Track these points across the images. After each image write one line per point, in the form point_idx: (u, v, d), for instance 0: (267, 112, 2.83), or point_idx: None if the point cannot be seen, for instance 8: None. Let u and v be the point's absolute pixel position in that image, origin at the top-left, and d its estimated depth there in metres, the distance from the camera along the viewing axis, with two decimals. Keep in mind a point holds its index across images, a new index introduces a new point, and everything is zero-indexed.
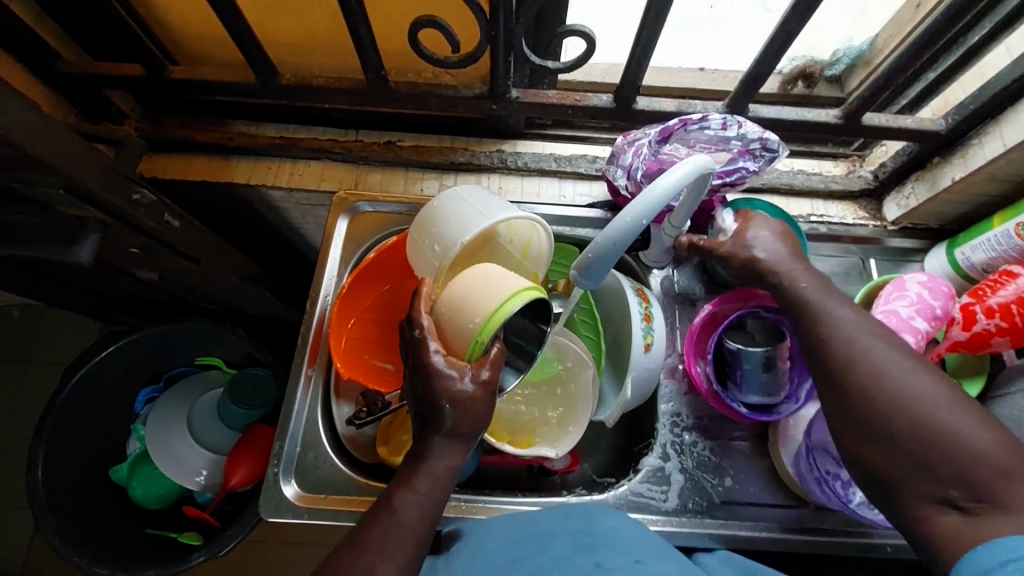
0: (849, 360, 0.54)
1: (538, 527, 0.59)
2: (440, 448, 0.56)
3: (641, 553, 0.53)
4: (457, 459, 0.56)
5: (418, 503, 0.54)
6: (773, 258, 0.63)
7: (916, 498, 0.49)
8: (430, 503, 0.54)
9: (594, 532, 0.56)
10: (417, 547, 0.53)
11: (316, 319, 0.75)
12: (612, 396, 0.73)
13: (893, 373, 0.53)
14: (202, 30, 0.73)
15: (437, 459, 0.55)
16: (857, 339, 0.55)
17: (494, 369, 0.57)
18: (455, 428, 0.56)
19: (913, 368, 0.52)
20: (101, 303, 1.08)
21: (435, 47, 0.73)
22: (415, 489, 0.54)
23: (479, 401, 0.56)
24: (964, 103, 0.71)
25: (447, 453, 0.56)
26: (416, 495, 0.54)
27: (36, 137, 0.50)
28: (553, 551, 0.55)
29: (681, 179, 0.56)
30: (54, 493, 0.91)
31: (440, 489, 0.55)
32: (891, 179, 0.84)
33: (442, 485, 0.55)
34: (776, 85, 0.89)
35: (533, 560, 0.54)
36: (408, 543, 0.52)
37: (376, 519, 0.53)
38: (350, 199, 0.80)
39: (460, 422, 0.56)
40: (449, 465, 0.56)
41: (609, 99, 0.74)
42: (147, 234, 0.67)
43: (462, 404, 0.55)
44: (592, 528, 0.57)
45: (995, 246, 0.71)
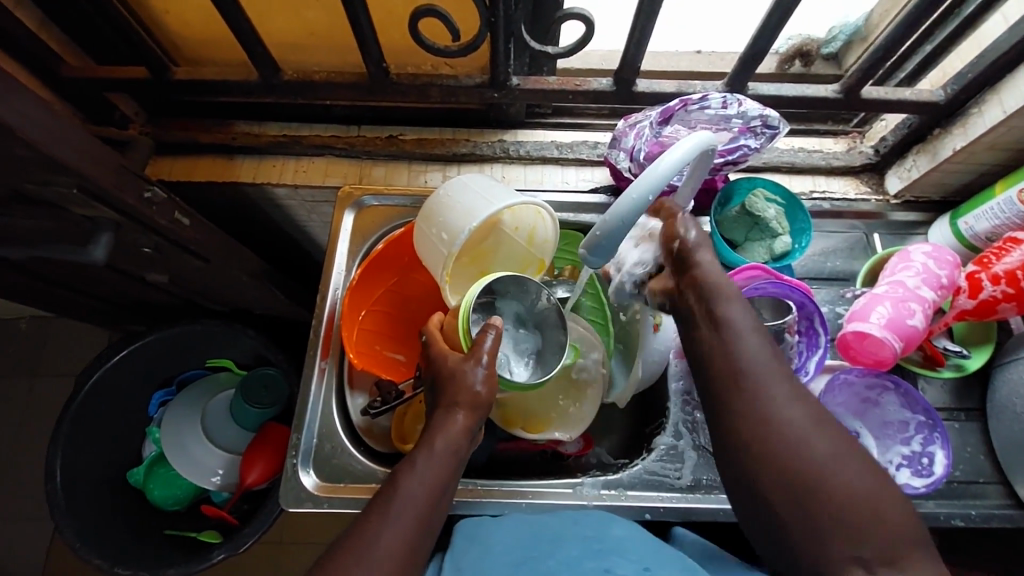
0: (740, 375, 0.54)
1: (548, 531, 0.59)
2: (441, 423, 0.57)
3: (648, 561, 0.53)
4: (462, 433, 0.57)
5: (420, 479, 0.54)
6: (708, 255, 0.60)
7: (813, 527, 0.48)
8: (434, 480, 0.54)
9: (605, 540, 0.56)
10: (423, 518, 0.52)
11: (327, 312, 0.75)
12: (621, 378, 0.77)
13: (775, 396, 0.53)
14: (206, 31, 0.74)
15: (439, 438, 0.56)
16: (760, 363, 0.54)
17: (491, 357, 0.60)
18: (451, 400, 0.58)
19: (793, 395, 0.53)
20: (111, 310, 1.09)
21: (435, 37, 0.73)
22: (417, 463, 0.55)
23: (469, 373, 0.59)
24: (962, 73, 0.71)
25: (446, 427, 0.57)
26: (417, 471, 0.54)
27: (56, 140, 0.51)
28: (559, 554, 0.54)
29: (686, 154, 0.56)
30: (73, 498, 0.92)
31: (447, 466, 0.55)
32: (892, 153, 0.84)
33: (447, 457, 0.56)
34: (774, 65, 0.91)
35: (540, 562, 0.54)
36: (414, 512, 0.52)
37: (381, 500, 0.53)
38: (355, 193, 0.81)
39: (455, 394, 0.58)
40: (456, 438, 0.56)
41: (609, 83, 0.75)
42: (158, 233, 0.68)
43: (453, 374, 0.59)
44: (602, 535, 0.58)
45: (998, 214, 0.71)
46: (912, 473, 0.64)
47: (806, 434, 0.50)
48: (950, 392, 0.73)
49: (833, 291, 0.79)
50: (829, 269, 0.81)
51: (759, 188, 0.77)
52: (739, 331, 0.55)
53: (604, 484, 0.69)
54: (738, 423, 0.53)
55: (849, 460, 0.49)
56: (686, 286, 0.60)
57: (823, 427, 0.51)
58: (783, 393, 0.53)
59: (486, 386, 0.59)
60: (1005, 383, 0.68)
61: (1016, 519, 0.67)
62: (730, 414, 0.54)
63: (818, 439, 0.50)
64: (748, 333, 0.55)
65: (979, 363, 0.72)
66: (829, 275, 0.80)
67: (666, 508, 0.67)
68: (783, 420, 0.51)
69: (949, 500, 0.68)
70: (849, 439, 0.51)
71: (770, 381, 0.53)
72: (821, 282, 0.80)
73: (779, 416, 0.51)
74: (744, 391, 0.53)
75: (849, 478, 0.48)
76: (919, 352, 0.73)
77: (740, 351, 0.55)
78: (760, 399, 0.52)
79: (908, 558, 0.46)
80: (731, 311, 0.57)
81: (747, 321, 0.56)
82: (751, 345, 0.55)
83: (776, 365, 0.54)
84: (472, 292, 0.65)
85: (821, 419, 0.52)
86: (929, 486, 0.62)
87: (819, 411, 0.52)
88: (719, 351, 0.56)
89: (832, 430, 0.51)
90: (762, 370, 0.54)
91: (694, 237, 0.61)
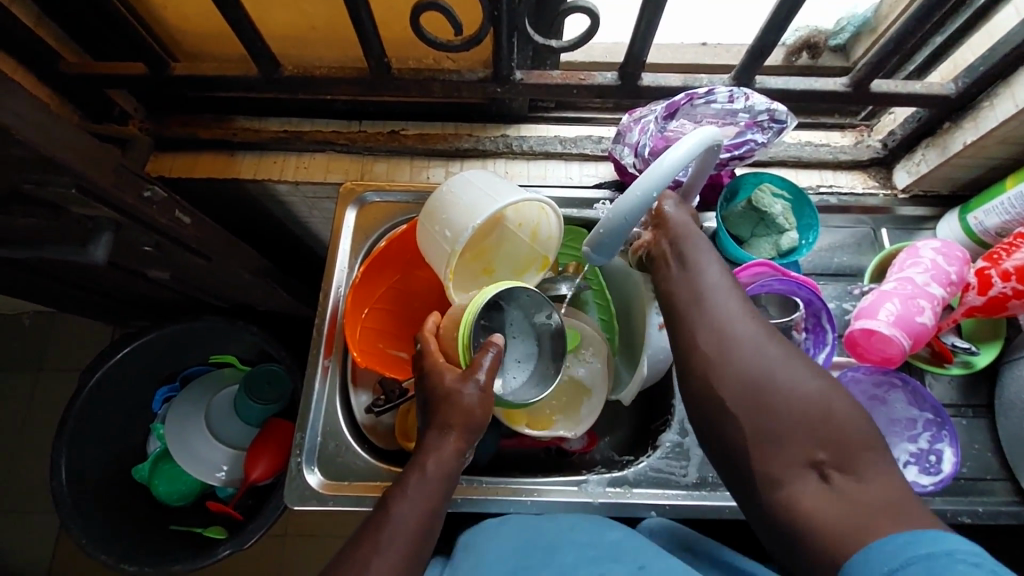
0: (698, 300, 0.56)
1: (542, 540, 0.59)
2: (434, 443, 0.58)
3: (645, 558, 0.54)
4: (453, 453, 0.58)
5: (412, 503, 0.55)
6: (677, 213, 0.62)
7: (771, 441, 0.48)
8: (425, 505, 0.55)
9: (600, 545, 0.57)
10: (417, 539, 0.53)
11: (330, 311, 0.75)
12: (627, 375, 0.77)
13: (731, 319, 0.54)
14: (204, 26, 0.73)
15: (431, 463, 0.57)
16: (717, 291, 0.56)
17: (491, 373, 0.60)
18: (445, 422, 0.58)
19: (748, 317, 0.54)
20: (114, 306, 1.09)
21: (437, 31, 0.72)
22: (409, 487, 0.56)
23: (467, 392, 0.58)
24: (974, 65, 0.70)
25: (438, 450, 0.57)
26: (409, 498, 0.55)
27: (53, 141, 0.50)
28: (554, 562, 0.55)
29: (689, 152, 0.55)
30: (79, 495, 0.92)
31: (438, 489, 0.56)
32: (901, 147, 0.83)
33: (439, 480, 0.56)
34: (781, 57, 0.89)
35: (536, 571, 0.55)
36: (406, 537, 0.53)
37: (371, 527, 0.54)
38: (356, 190, 0.80)
39: (450, 416, 0.58)
40: (444, 452, 0.57)
41: (614, 77, 0.73)
42: (160, 232, 0.67)
43: (449, 395, 0.59)
44: (597, 540, 0.58)
45: (1008, 210, 0.70)
46: (920, 471, 0.64)
47: (760, 346, 0.52)
48: (957, 388, 0.73)
49: (840, 287, 0.78)
50: (835, 265, 0.80)
51: (766, 183, 0.76)
52: (698, 260, 0.58)
53: (609, 482, 0.69)
54: (692, 337, 0.55)
55: (802, 369, 0.50)
56: (660, 234, 0.62)
57: (777, 342, 0.52)
58: (737, 311, 0.54)
59: (479, 403, 0.59)
60: (1014, 379, 0.68)
61: None
62: (686, 332, 0.55)
63: (770, 351, 0.51)
64: (707, 262, 0.58)
65: (987, 360, 0.71)
66: (836, 271, 0.80)
67: (672, 506, 0.67)
68: (736, 335, 0.53)
69: (956, 498, 0.68)
70: (804, 355, 0.52)
71: (724, 301, 0.55)
72: (828, 277, 0.79)
73: (731, 331, 0.53)
74: (702, 312, 0.55)
75: (801, 384, 0.49)
76: (926, 348, 0.73)
77: (698, 276, 0.57)
78: (712, 316, 0.54)
79: (863, 461, 0.46)
80: (697, 253, 0.59)
81: (708, 256, 0.58)
82: (708, 274, 0.57)
83: (732, 289, 0.56)
84: (484, 296, 0.64)
85: (775, 338, 0.53)
86: (938, 483, 0.62)
87: (776, 332, 0.53)
88: (682, 283, 0.58)
89: (785, 346, 0.52)
90: (719, 297, 0.55)
91: (671, 211, 0.62)
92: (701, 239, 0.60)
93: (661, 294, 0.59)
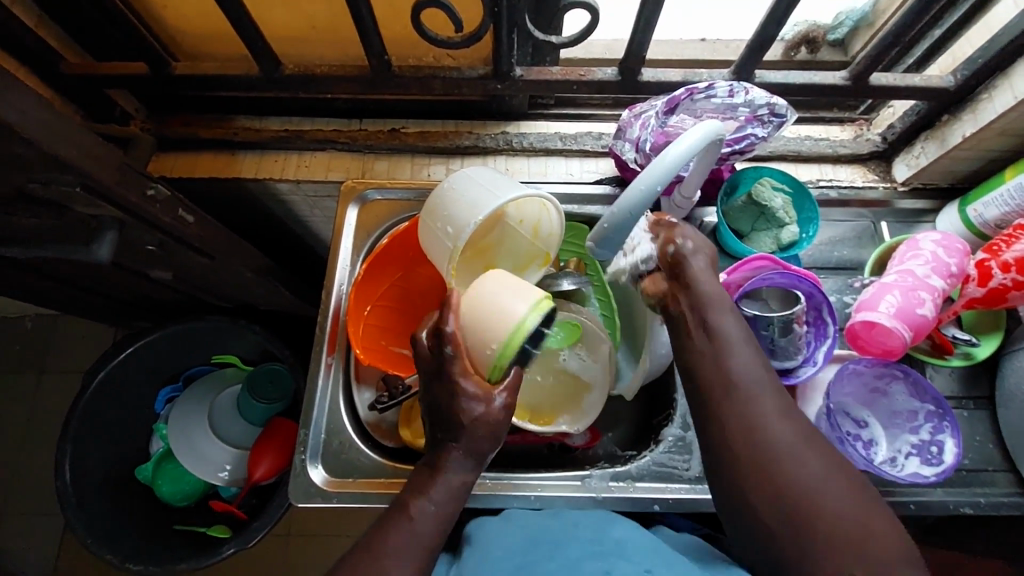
0: (730, 387, 0.55)
1: (552, 535, 0.59)
2: (453, 459, 0.58)
3: (650, 562, 0.53)
4: (469, 474, 0.59)
5: (427, 515, 0.56)
6: (690, 248, 0.62)
7: (813, 553, 0.47)
8: (438, 515, 0.57)
9: (604, 542, 0.57)
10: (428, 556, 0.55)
11: (333, 308, 0.75)
12: (630, 369, 0.77)
13: (765, 415, 0.53)
14: (205, 25, 0.73)
15: (443, 476, 0.58)
16: (749, 377, 0.55)
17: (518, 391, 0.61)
18: (467, 443, 0.58)
19: (782, 413, 0.53)
20: (116, 307, 1.09)
21: (437, 28, 0.72)
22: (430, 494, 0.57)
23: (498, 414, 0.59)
24: (972, 57, 0.70)
25: (460, 468, 0.59)
26: (429, 504, 0.57)
27: (59, 140, 0.50)
28: (557, 556, 0.55)
29: (692, 146, 0.55)
30: (84, 496, 0.92)
31: (450, 503, 0.58)
32: (900, 140, 0.83)
33: (449, 497, 0.57)
34: (779, 53, 0.90)
35: (542, 564, 0.55)
36: (418, 551, 0.55)
37: (388, 520, 0.57)
38: (358, 188, 0.80)
39: (474, 436, 0.58)
40: (460, 475, 0.59)
41: (614, 72, 0.73)
42: (163, 231, 0.67)
43: (478, 418, 0.58)
44: (601, 537, 0.58)
45: (1008, 201, 0.71)
46: (921, 462, 0.64)
47: (797, 450, 0.51)
48: (958, 379, 0.73)
49: (841, 280, 0.79)
50: (836, 258, 0.80)
51: (766, 178, 0.76)
52: (728, 339, 0.57)
53: (612, 477, 0.69)
54: (727, 438, 0.54)
55: (841, 482, 0.49)
56: (677, 275, 0.62)
57: (815, 449, 0.51)
58: (772, 409, 0.53)
59: (506, 422, 0.59)
60: (1014, 370, 0.68)
61: None
62: (719, 426, 0.54)
63: (809, 462, 0.50)
64: (735, 335, 0.57)
65: (988, 352, 0.71)
66: (837, 265, 0.80)
67: (675, 499, 0.67)
68: (771, 435, 0.52)
69: (958, 489, 0.68)
70: (839, 458, 0.52)
71: (759, 395, 0.54)
72: (828, 271, 0.80)
73: (767, 431, 0.52)
74: (734, 404, 0.54)
75: (839, 498, 0.48)
76: (927, 341, 0.73)
77: (728, 360, 0.56)
78: (748, 415, 0.53)
79: None
80: (718, 314, 0.58)
81: (738, 335, 0.57)
82: (738, 355, 0.56)
83: (766, 379, 0.55)
84: (531, 321, 0.58)
85: (809, 436, 0.52)
86: (939, 474, 0.62)
87: (810, 429, 0.53)
88: (710, 364, 0.56)
89: (821, 447, 0.52)
90: (752, 387, 0.54)
91: (689, 245, 0.62)
92: (719, 286, 0.60)
93: (686, 369, 0.58)
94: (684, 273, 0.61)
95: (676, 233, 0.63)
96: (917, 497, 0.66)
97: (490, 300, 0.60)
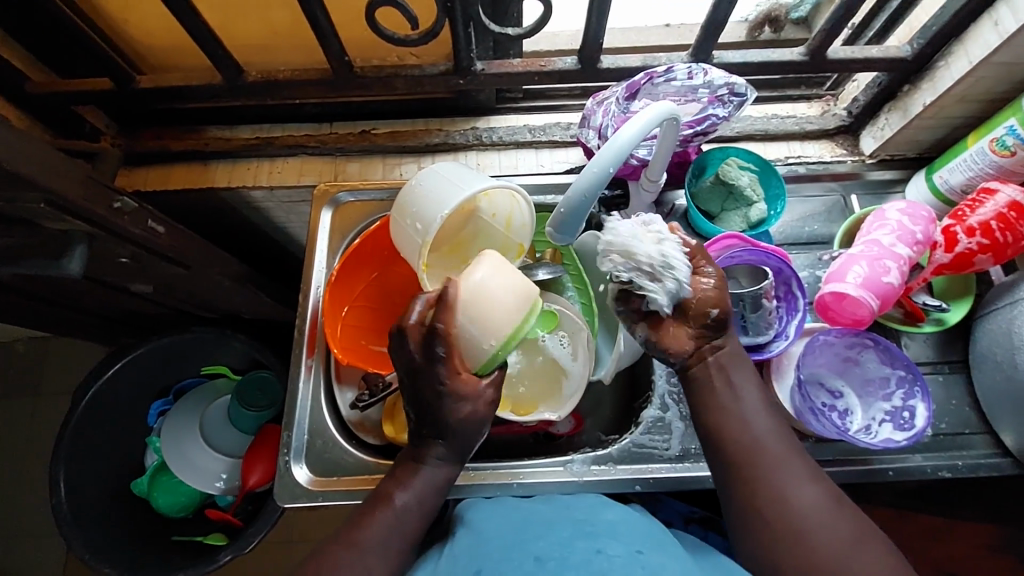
0: (755, 454, 0.56)
1: (537, 520, 0.60)
2: (437, 455, 0.61)
3: (640, 544, 0.54)
4: (453, 469, 0.62)
5: (408, 511, 0.59)
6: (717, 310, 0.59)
7: None
8: (419, 514, 0.59)
9: (596, 524, 0.57)
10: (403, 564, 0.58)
11: (310, 311, 0.76)
12: (608, 353, 0.78)
13: (791, 481, 0.54)
14: (166, 37, 0.73)
15: (424, 470, 0.60)
16: (773, 443, 0.56)
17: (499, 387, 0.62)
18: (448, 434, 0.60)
19: (807, 478, 0.55)
20: (102, 324, 1.10)
21: (395, 27, 0.73)
22: (410, 484, 0.60)
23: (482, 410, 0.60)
24: (928, 25, 0.71)
25: (444, 465, 0.61)
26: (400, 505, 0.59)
27: (22, 157, 0.51)
28: (546, 536, 0.55)
29: (646, 126, 0.56)
30: (78, 511, 0.93)
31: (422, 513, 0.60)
32: (864, 113, 0.84)
33: (432, 491, 0.60)
34: (743, 34, 0.91)
35: (531, 544, 0.55)
36: (397, 546, 0.57)
37: (363, 515, 0.59)
38: (330, 191, 0.81)
39: (458, 426, 0.60)
40: (443, 470, 0.61)
41: (574, 61, 0.74)
42: (135, 243, 0.68)
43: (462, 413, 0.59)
44: (593, 518, 0.59)
45: (971, 166, 0.72)
46: (894, 428, 0.65)
47: (825, 516, 0.53)
48: (932, 346, 0.74)
49: (812, 255, 0.79)
50: (807, 234, 0.81)
51: (732, 157, 0.77)
52: (746, 402, 0.58)
53: (593, 460, 0.70)
54: (755, 501, 0.55)
55: (867, 545, 0.52)
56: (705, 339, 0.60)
57: (842, 513, 0.53)
58: (798, 475, 0.55)
59: (490, 413, 0.61)
60: (984, 333, 0.68)
61: (1002, 468, 0.68)
62: (746, 492, 0.55)
63: (838, 524, 0.53)
64: (748, 394, 0.59)
65: (959, 316, 0.72)
66: (808, 240, 0.81)
67: (656, 478, 0.68)
68: (801, 503, 0.53)
69: (936, 454, 0.69)
70: (864, 519, 0.54)
71: (783, 459, 0.56)
72: (800, 247, 0.80)
73: (795, 500, 0.54)
74: (761, 471, 0.55)
75: (868, 565, 0.51)
76: (899, 310, 0.74)
77: (747, 422, 0.58)
78: (775, 480, 0.54)
79: None
80: (738, 368, 0.60)
81: (755, 398, 0.59)
82: (759, 420, 0.58)
83: (786, 442, 0.57)
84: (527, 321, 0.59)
85: (836, 501, 0.54)
86: (910, 439, 0.63)
87: (835, 492, 0.55)
88: (734, 429, 0.57)
89: (847, 511, 0.54)
90: (775, 452, 0.56)
91: (719, 308, 0.59)
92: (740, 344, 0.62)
93: (705, 428, 0.59)
94: (722, 330, 0.60)
95: (704, 277, 0.59)
96: (895, 463, 0.67)
97: (489, 289, 0.57)
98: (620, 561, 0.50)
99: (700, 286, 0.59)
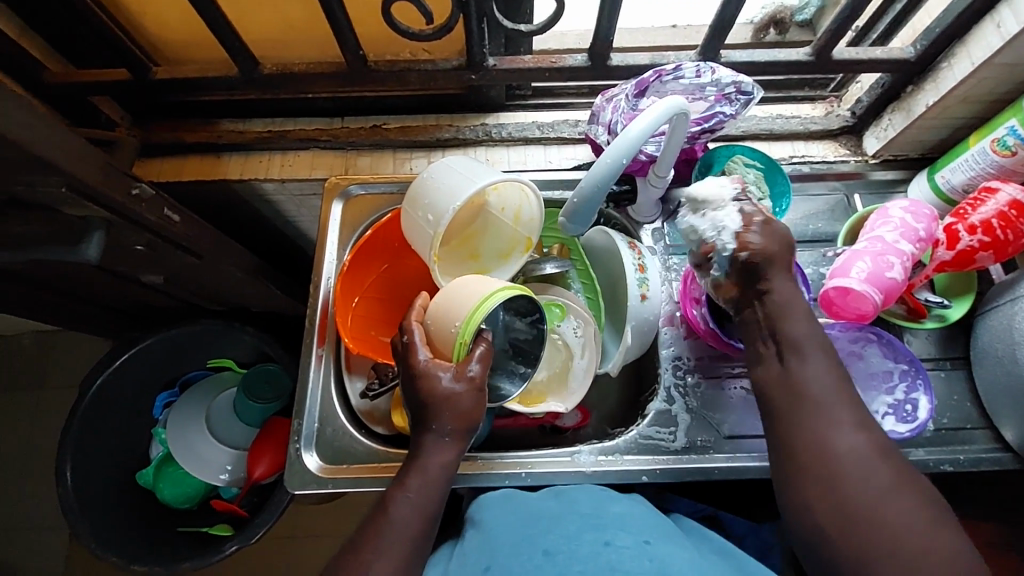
0: (801, 396, 0.57)
1: (546, 512, 0.60)
2: (431, 445, 0.61)
3: (648, 535, 0.55)
4: (448, 455, 0.61)
5: (410, 497, 0.60)
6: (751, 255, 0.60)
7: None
8: (421, 510, 0.59)
9: (603, 516, 0.58)
10: (413, 553, 0.58)
11: (321, 302, 0.77)
12: (614, 348, 0.77)
13: (834, 423, 0.55)
14: (184, 30, 0.75)
15: (434, 446, 0.61)
16: (820, 386, 0.57)
17: (481, 364, 0.61)
18: (445, 423, 0.61)
19: (852, 424, 0.55)
20: (109, 317, 1.11)
21: (410, 22, 0.74)
22: (409, 487, 0.60)
23: (464, 395, 0.61)
24: (931, 28, 0.72)
25: (439, 450, 0.61)
26: (406, 498, 0.59)
27: (44, 140, 0.52)
28: (555, 528, 0.56)
29: (655, 120, 0.58)
30: (84, 502, 0.93)
31: (433, 492, 0.60)
32: (867, 114, 0.86)
33: (432, 479, 0.60)
34: (748, 35, 0.92)
35: (540, 536, 0.56)
36: (410, 528, 0.58)
37: (380, 505, 0.60)
38: (341, 183, 0.82)
39: (447, 412, 0.61)
40: (441, 454, 0.61)
41: (584, 58, 0.75)
42: (150, 230, 0.69)
43: (446, 398, 0.60)
44: (599, 511, 0.60)
45: (973, 165, 0.73)
46: (898, 420, 0.66)
47: (862, 463, 0.53)
48: (935, 342, 0.75)
49: (816, 252, 0.81)
50: (811, 232, 0.82)
51: (738, 155, 0.78)
52: (804, 351, 0.58)
53: (601, 451, 0.71)
54: (794, 443, 0.56)
55: (904, 493, 0.52)
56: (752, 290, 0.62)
57: (882, 459, 0.53)
58: (841, 419, 0.55)
59: (478, 394, 0.62)
60: (986, 329, 0.69)
61: (1004, 462, 0.69)
62: (786, 430, 0.57)
63: (877, 469, 0.53)
64: (805, 335, 0.59)
65: (960, 313, 0.74)
66: (812, 238, 0.82)
67: (662, 469, 0.69)
68: (838, 446, 0.54)
69: (938, 448, 0.70)
70: (906, 470, 0.53)
71: (830, 404, 0.56)
72: (805, 244, 0.81)
73: (835, 442, 0.54)
74: (802, 412, 0.57)
75: (901, 511, 0.51)
76: (902, 306, 0.75)
77: (803, 370, 0.58)
78: (818, 420, 0.56)
79: None
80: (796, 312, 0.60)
81: (810, 338, 0.59)
82: (811, 360, 0.58)
83: (838, 389, 0.57)
84: (485, 305, 0.60)
85: (881, 448, 0.54)
86: (914, 430, 0.65)
87: (881, 441, 0.55)
88: (778, 371, 0.59)
89: (889, 458, 0.54)
90: (822, 395, 0.57)
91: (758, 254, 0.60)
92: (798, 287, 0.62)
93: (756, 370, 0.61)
94: (757, 277, 0.61)
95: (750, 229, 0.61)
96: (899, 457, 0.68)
97: (453, 296, 0.63)
98: (630, 552, 0.51)
99: (748, 237, 0.61)
